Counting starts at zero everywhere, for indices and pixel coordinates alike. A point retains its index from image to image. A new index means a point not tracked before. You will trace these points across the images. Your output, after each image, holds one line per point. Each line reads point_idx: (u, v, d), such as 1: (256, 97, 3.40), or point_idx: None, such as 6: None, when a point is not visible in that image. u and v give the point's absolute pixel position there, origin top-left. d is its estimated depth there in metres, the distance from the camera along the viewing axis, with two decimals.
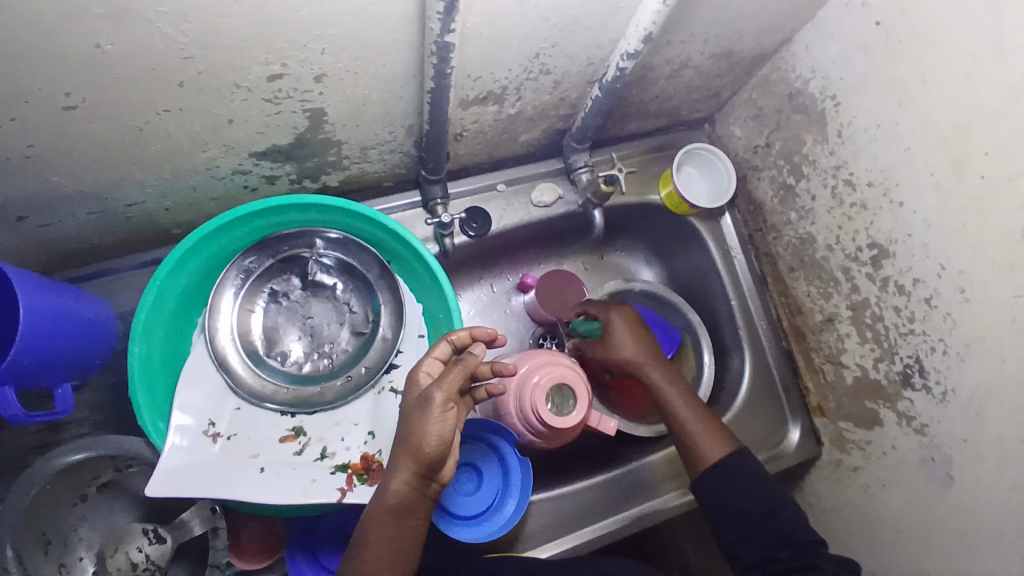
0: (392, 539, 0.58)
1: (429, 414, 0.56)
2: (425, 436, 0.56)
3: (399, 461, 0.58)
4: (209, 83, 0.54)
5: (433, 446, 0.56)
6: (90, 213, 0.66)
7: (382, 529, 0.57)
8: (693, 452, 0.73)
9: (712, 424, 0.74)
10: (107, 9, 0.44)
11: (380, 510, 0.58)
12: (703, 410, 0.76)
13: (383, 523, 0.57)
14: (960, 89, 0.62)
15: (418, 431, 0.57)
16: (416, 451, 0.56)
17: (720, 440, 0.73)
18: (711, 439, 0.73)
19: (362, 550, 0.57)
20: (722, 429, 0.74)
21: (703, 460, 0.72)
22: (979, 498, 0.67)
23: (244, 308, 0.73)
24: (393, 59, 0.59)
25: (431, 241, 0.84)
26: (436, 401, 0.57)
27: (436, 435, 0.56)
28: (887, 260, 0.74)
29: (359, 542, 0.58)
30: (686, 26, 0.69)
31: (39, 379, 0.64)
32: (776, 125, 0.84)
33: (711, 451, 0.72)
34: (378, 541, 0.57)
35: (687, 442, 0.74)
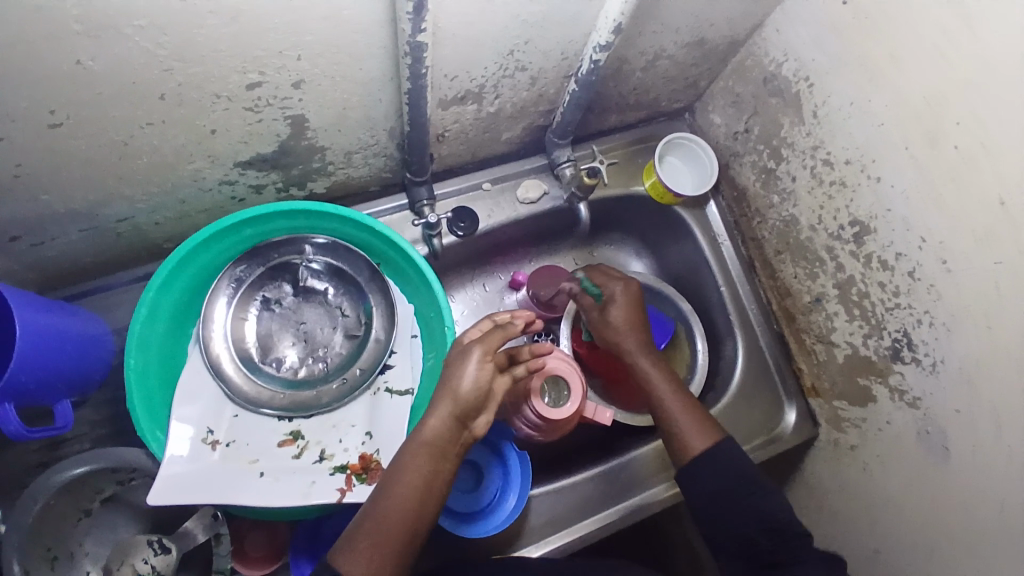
0: (422, 485, 0.58)
1: (471, 363, 0.61)
2: (465, 381, 0.60)
3: (438, 405, 0.60)
4: (190, 94, 0.56)
5: (470, 390, 0.60)
6: (81, 231, 0.68)
7: (414, 470, 0.58)
8: (679, 442, 0.71)
9: (700, 415, 0.72)
10: (86, 26, 0.45)
11: (413, 450, 0.59)
12: (691, 398, 0.74)
13: (415, 465, 0.58)
14: (928, 61, 0.63)
15: (460, 377, 0.61)
16: (457, 394, 0.60)
17: (705, 432, 0.70)
18: (699, 429, 0.70)
19: (390, 490, 0.58)
20: (709, 420, 0.72)
21: (687, 451, 0.70)
22: (976, 468, 0.68)
23: (237, 316, 0.74)
24: (369, 63, 0.60)
25: (419, 242, 0.84)
26: (478, 353, 0.62)
27: (477, 379, 0.60)
28: (869, 236, 0.75)
29: (389, 485, 0.58)
30: (657, 17, 0.70)
31: (38, 396, 0.65)
32: (754, 110, 0.85)
33: (696, 442, 0.69)
34: (409, 483, 0.58)
35: (673, 430, 0.72)
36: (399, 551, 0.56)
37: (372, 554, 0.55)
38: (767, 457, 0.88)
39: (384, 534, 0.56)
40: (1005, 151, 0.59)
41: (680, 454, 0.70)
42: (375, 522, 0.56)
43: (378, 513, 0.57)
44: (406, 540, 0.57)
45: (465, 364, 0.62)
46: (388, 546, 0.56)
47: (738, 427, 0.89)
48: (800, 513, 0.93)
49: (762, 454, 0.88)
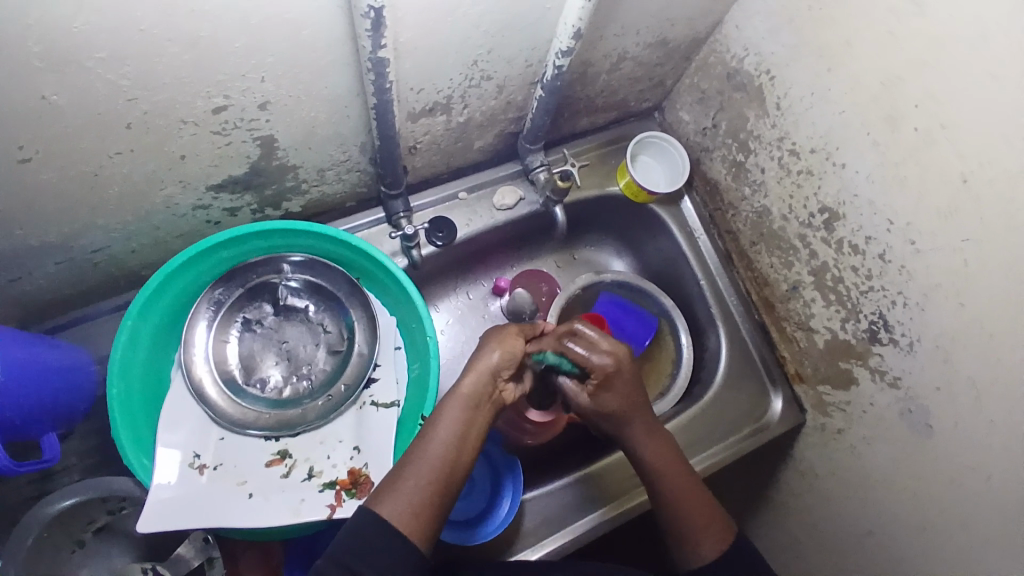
0: (459, 432, 0.59)
1: (498, 332, 0.67)
2: (497, 344, 0.65)
3: (474, 363, 0.64)
4: (157, 122, 0.56)
5: (502, 352, 0.64)
6: (58, 263, 0.68)
7: (451, 418, 0.60)
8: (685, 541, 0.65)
9: (707, 511, 0.66)
10: (46, 62, 0.45)
11: (450, 400, 0.61)
12: (696, 486, 0.68)
13: (452, 412, 0.60)
14: (882, 47, 0.64)
15: (491, 343, 0.66)
16: (490, 353, 0.64)
17: (713, 535, 0.64)
18: (709, 529, 0.65)
19: (427, 438, 0.59)
20: (717, 516, 0.66)
21: (694, 555, 0.64)
22: (958, 443, 0.69)
23: (219, 338, 0.74)
24: (333, 81, 0.61)
25: (398, 254, 0.85)
26: (509, 327, 0.68)
27: (507, 341, 0.65)
28: (839, 222, 0.76)
29: (426, 433, 0.60)
30: (616, 20, 0.72)
31: (25, 430, 0.65)
32: (720, 105, 0.87)
33: (705, 546, 0.64)
34: (446, 430, 0.59)
35: (677, 526, 0.66)
36: (437, 497, 0.56)
37: (411, 496, 0.55)
38: (755, 446, 0.89)
39: (423, 476, 0.56)
40: (962, 129, 0.60)
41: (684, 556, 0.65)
42: (414, 467, 0.57)
43: (416, 458, 0.58)
44: (443, 486, 0.57)
45: (497, 333, 0.67)
46: (427, 490, 0.56)
47: (725, 418, 0.90)
48: (793, 499, 0.94)
49: (751, 442, 0.89)
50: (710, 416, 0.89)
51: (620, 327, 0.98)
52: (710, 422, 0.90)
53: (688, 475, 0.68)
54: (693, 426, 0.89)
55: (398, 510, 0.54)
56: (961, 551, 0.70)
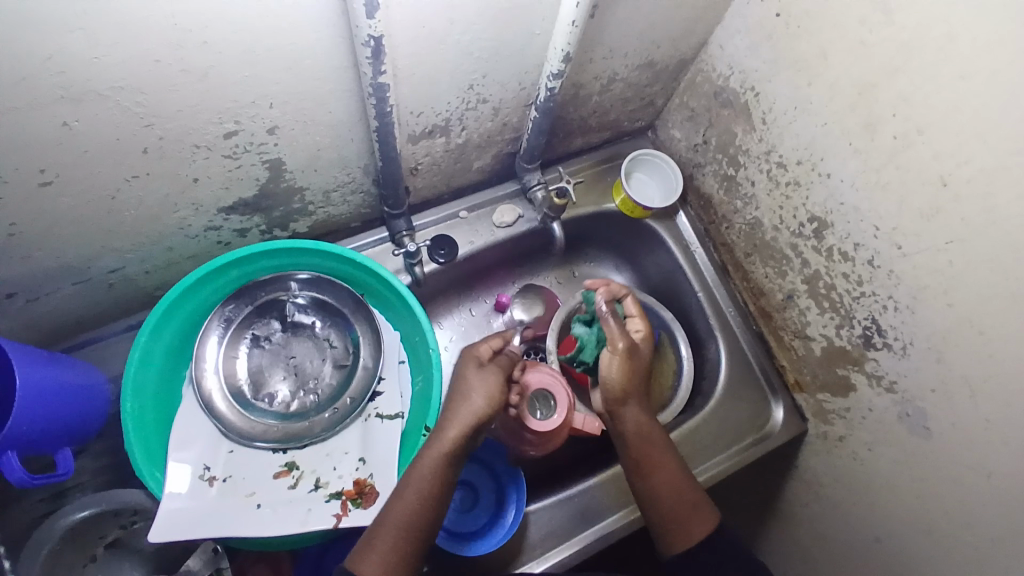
0: (431, 491, 0.62)
1: (485, 382, 0.67)
2: (479, 398, 0.66)
3: (452, 415, 0.65)
4: (171, 146, 0.60)
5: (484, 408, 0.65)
6: (76, 284, 0.71)
7: (423, 477, 0.62)
8: (678, 522, 0.69)
9: (695, 493, 0.71)
10: (70, 91, 0.49)
11: (427, 457, 0.63)
12: (685, 471, 0.73)
13: (426, 471, 0.62)
14: (858, 59, 0.67)
15: (473, 395, 0.66)
16: (472, 407, 0.65)
17: (701, 513, 0.69)
18: (697, 510, 0.69)
19: (402, 496, 0.61)
20: (704, 501, 0.70)
21: (687, 537, 0.67)
22: (958, 444, 0.69)
23: (228, 354, 0.77)
24: (336, 106, 0.65)
25: (402, 271, 0.88)
26: (494, 376, 0.68)
27: (489, 393, 0.66)
28: (827, 230, 0.78)
29: (402, 489, 0.62)
30: (602, 43, 0.76)
31: (41, 445, 0.68)
32: (709, 122, 0.91)
33: (695, 526, 0.68)
34: (421, 489, 0.61)
35: (673, 509, 0.69)
36: (409, 555, 0.59)
37: (387, 554, 0.58)
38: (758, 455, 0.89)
39: (395, 538, 0.59)
40: (937, 135, 0.62)
41: (680, 540, 0.68)
42: (388, 524, 0.60)
43: (391, 514, 0.61)
44: (416, 541, 0.60)
45: (478, 380, 0.67)
46: (400, 545, 0.59)
47: (728, 426, 0.91)
48: (801, 510, 0.94)
49: (755, 452, 0.89)
50: (712, 427, 0.90)
51: None
52: (713, 431, 0.90)
53: (675, 456, 0.74)
54: (696, 435, 0.89)
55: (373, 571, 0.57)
56: (969, 555, 0.70)
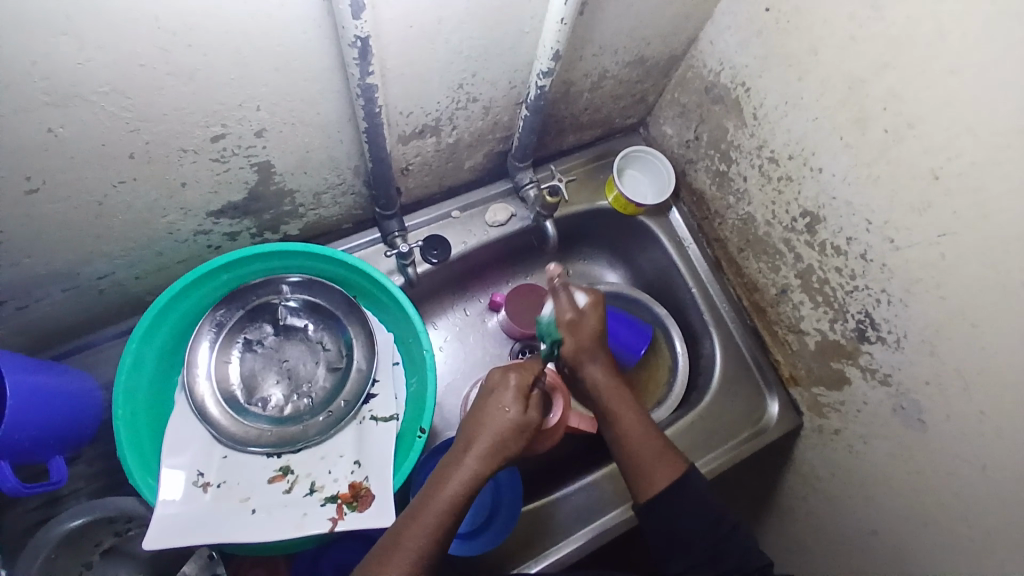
0: (452, 517, 0.59)
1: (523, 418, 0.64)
2: (512, 437, 0.63)
3: (481, 443, 0.62)
4: (158, 151, 0.59)
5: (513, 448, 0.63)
6: (65, 291, 0.70)
7: (448, 503, 0.59)
8: (643, 472, 0.69)
9: (662, 443, 0.71)
10: (54, 97, 0.48)
11: (453, 482, 0.60)
12: (650, 424, 0.73)
13: (450, 497, 0.59)
14: (847, 53, 0.67)
15: (506, 427, 0.63)
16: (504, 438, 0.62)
17: (666, 462, 0.70)
18: (665, 460, 0.70)
19: (419, 519, 0.59)
20: (669, 449, 0.71)
21: (654, 484, 0.69)
22: (953, 437, 0.69)
23: (220, 359, 0.76)
24: (325, 107, 0.64)
25: (395, 272, 0.87)
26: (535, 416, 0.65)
27: (524, 430, 0.63)
28: (820, 225, 0.78)
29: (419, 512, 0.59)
30: (592, 40, 0.75)
31: (34, 453, 0.67)
32: (700, 118, 0.91)
33: (659, 475, 0.69)
34: (439, 512, 0.59)
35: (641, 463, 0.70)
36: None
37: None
38: (754, 450, 0.89)
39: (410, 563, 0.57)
40: (928, 128, 0.62)
41: (646, 487, 0.69)
42: (405, 548, 0.57)
43: (408, 536, 0.58)
44: (429, 563, 0.58)
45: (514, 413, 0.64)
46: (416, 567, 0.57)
47: (723, 422, 0.91)
48: (798, 504, 0.94)
49: (751, 447, 0.89)
50: (707, 422, 0.90)
51: (614, 336, 0.96)
52: (709, 427, 0.90)
53: (640, 411, 0.74)
54: (692, 431, 0.89)
55: None
56: (965, 547, 0.70)
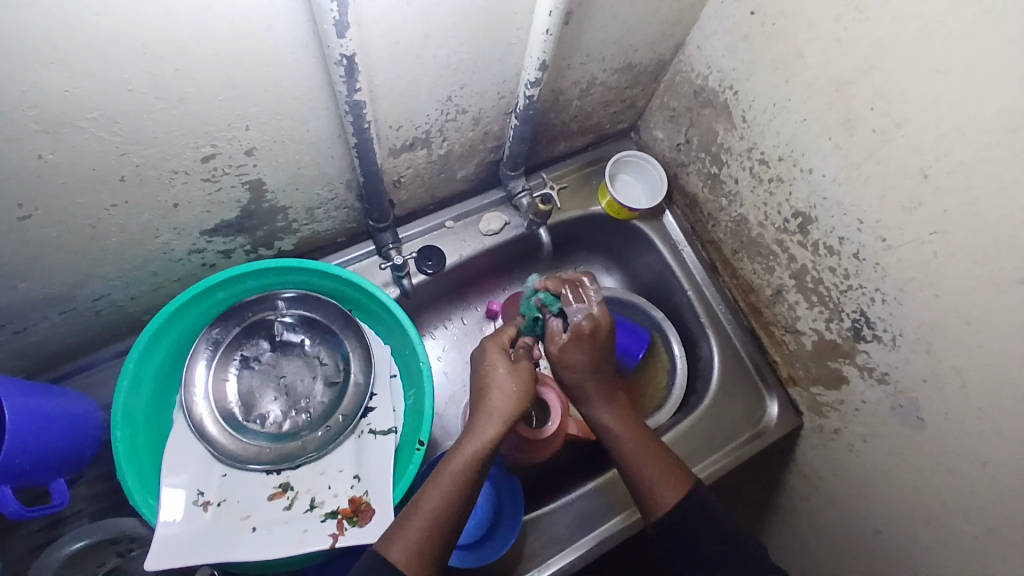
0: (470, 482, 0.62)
1: (516, 375, 0.69)
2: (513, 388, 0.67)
3: (493, 410, 0.66)
4: (149, 173, 0.59)
5: (521, 398, 0.67)
6: (62, 313, 0.71)
7: (472, 470, 0.62)
8: (651, 494, 0.69)
9: (664, 469, 0.70)
10: (44, 124, 0.49)
11: (471, 445, 0.63)
12: (653, 445, 0.72)
13: (471, 461, 0.63)
14: (833, 54, 0.67)
15: (509, 385, 0.67)
16: (510, 400, 0.66)
17: (670, 486, 0.68)
18: (669, 480, 0.69)
19: (441, 482, 0.62)
20: (671, 471, 0.70)
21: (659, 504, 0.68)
22: (953, 434, 0.69)
23: (218, 377, 0.76)
24: (314, 124, 0.65)
25: (390, 284, 0.87)
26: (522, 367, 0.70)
27: (523, 382, 0.68)
28: (812, 225, 0.78)
29: (440, 477, 0.62)
30: (580, 49, 0.76)
31: (35, 477, 0.67)
32: (690, 122, 0.91)
33: (664, 499, 0.68)
34: (464, 478, 0.62)
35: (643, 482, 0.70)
36: (439, 544, 0.59)
37: (417, 543, 0.58)
38: (755, 451, 0.89)
39: (429, 524, 0.59)
40: (917, 127, 0.62)
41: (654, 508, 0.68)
42: (424, 513, 0.60)
43: (427, 503, 0.61)
44: (446, 531, 0.60)
45: (511, 369, 0.69)
46: (436, 536, 0.59)
47: (724, 424, 0.91)
48: (800, 504, 0.94)
49: (751, 449, 0.89)
50: (708, 424, 0.90)
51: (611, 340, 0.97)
52: (710, 429, 0.90)
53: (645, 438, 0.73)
54: (692, 435, 0.89)
55: (403, 556, 0.57)
56: (969, 543, 0.70)
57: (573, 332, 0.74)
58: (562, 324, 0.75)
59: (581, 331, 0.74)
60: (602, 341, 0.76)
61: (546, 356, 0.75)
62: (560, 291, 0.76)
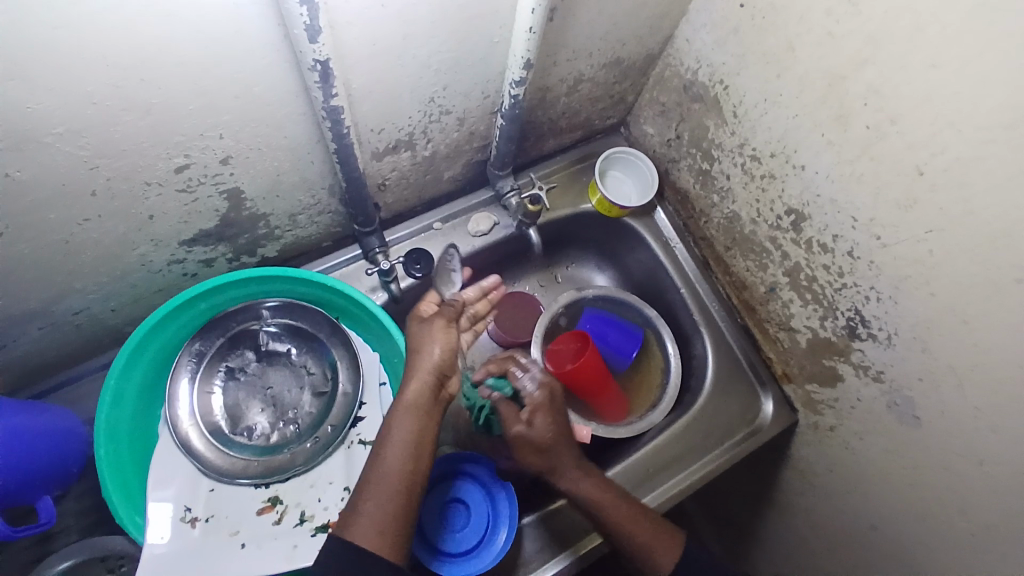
0: (411, 444, 0.61)
1: (435, 330, 0.67)
2: (436, 344, 0.66)
3: (414, 369, 0.65)
4: (121, 186, 0.57)
5: (442, 354, 0.66)
6: (40, 328, 0.69)
7: (405, 435, 0.62)
8: (645, 557, 0.67)
9: (656, 527, 0.69)
10: (8, 142, 0.47)
11: (399, 411, 0.63)
12: (640, 507, 0.70)
13: (403, 427, 0.62)
14: (824, 47, 0.65)
15: (429, 343, 0.66)
16: (428, 356, 0.65)
17: (666, 544, 0.67)
18: (662, 541, 0.68)
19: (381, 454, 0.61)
20: (663, 527, 0.69)
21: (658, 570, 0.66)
22: (950, 432, 0.68)
23: (202, 390, 0.74)
24: (292, 131, 0.63)
25: (377, 289, 0.85)
26: (437, 321, 0.68)
27: (441, 335, 0.67)
28: (805, 222, 0.77)
29: (379, 449, 0.61)
30: (565, 46, 0.74)
31: (20, 496, 0.66)
32: (680, 116, 0.89)
33: (661, 562, 0.66)
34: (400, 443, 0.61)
35: (636, 546, 0.67)
36: (399, 514, 0.59)
37: (373, 518, 0.58)
38: (750, 449, 0.89)
39: (380, 498, 0.59)
40: (910, 123, 0.60)
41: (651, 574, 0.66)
42: (373, 486, 0.59)
43: (374, 477, 0.60)
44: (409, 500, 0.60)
45: (427, 328, 0.68)
46: (392, 508, 0.59)
47: (719, 422, 0.90)
48: (796, 500, 0.94)
49: (745, 448, 0.88)
50: (704, 423, 0.89)
51: (605, 340, 0.97)
52: (704, 428, 0.89)
53: (628, 499, 0.71)
54: (686, 436, 0.88)
55: (365, 535, 0.57)
56: (966, 540, 0.70)
57: (531, 404, 0.69)
58: (517, 402, 0.71)
59: (539, 400, 0.69)
60: (562, 411, 0.71)
61: (509, 438, 0.69)
62: (504, 369, 0.74)
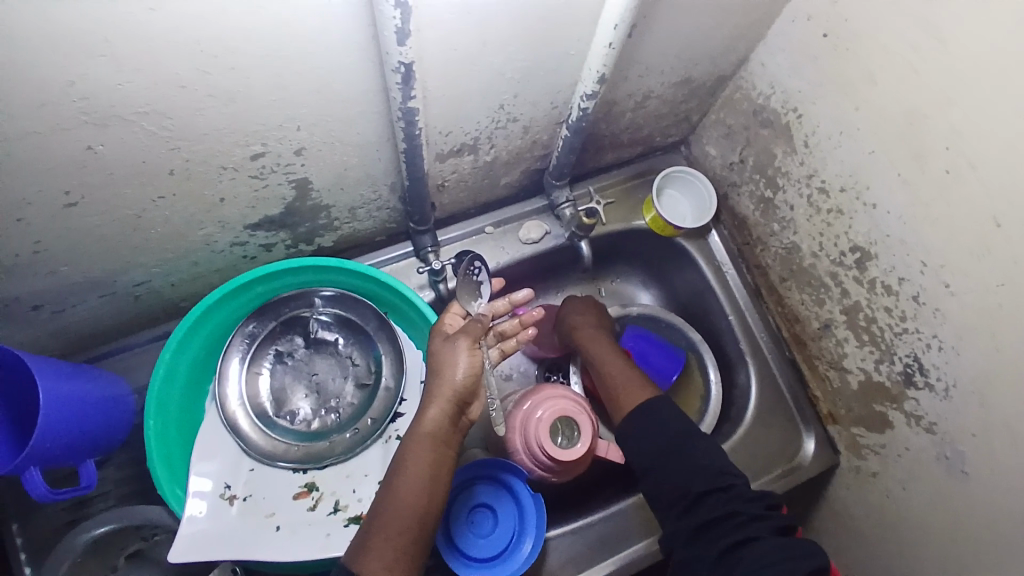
0: (427, 474, 0.62)
1: (460, 352, 0.65)
2: (458, 367, 0.64)
3: (434, 396, 0.64)
4: (198, 168, 0.59)
5: (466, 378, 0.64)
6: (102, 296, 0.71)
7: (421, 465, 0.62)
8: (616, 400, 0.79)
9: (634, 379, 0.80)
10: (95, 116, 0.49)
11: (417, 439, 0.63)
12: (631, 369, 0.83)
13: (420, 457, 0.62)
14: (909, 83, 0.63)
15: (453, 367, 0.64)
16: (450, 382, 0.64)
17: (633, 391, 0.78)
18: (631, 388, 0.79)
19: (398, 484, 0.61)
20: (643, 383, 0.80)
21: (622, 407, 0.78)
22: (1000, 493, 0.65)
23: (251, 371, 0.76)
24: (364, 128, 0.64)
25: (425, 287, 0.86)
26: (464, 341, 0.65)
27: (466, 359, 0.65)
28: (871, 261, 0.75)
29: (395, 479, 0.61)
30: (638, 62, 0.73)
31: (66, 459, 0.68)
32: (746, 141, 0.87)
33: (626, 401, 0.78)
34: (416, 474, 0.61)
35: (614, 392, 0.81)
36: (409, 545, 0.58)
37: (384, 550, 0.57)
38: (788, 487, 0.86)
39: (392, 529, 0.58)
40: (993, 170, 0.58)
41: (618, 411, 0.79)
42: (387, 517, 0.59)
43: (388, 507, 0.60)
44: (420, 531, 0.60)
45: (450, 349, 0.66)
46: (402, 539, 0.58)
47: (757, 456, 0.88)
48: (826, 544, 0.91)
49: (783, 484, 0.86)
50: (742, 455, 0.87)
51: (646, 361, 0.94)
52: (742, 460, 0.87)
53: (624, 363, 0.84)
54: None
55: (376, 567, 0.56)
56: None
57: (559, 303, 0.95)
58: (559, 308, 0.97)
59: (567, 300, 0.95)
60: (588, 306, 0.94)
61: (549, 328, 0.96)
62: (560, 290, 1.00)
